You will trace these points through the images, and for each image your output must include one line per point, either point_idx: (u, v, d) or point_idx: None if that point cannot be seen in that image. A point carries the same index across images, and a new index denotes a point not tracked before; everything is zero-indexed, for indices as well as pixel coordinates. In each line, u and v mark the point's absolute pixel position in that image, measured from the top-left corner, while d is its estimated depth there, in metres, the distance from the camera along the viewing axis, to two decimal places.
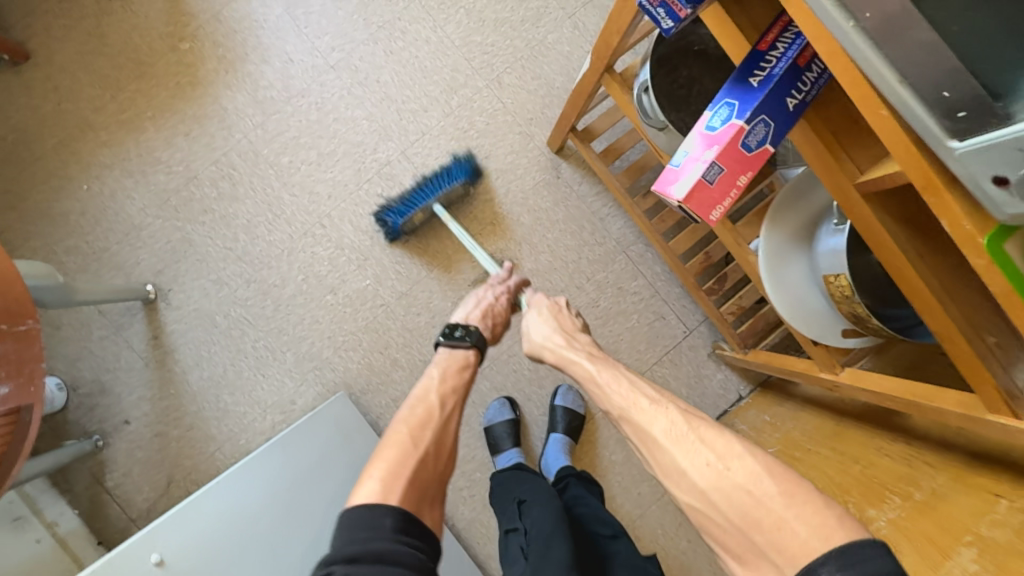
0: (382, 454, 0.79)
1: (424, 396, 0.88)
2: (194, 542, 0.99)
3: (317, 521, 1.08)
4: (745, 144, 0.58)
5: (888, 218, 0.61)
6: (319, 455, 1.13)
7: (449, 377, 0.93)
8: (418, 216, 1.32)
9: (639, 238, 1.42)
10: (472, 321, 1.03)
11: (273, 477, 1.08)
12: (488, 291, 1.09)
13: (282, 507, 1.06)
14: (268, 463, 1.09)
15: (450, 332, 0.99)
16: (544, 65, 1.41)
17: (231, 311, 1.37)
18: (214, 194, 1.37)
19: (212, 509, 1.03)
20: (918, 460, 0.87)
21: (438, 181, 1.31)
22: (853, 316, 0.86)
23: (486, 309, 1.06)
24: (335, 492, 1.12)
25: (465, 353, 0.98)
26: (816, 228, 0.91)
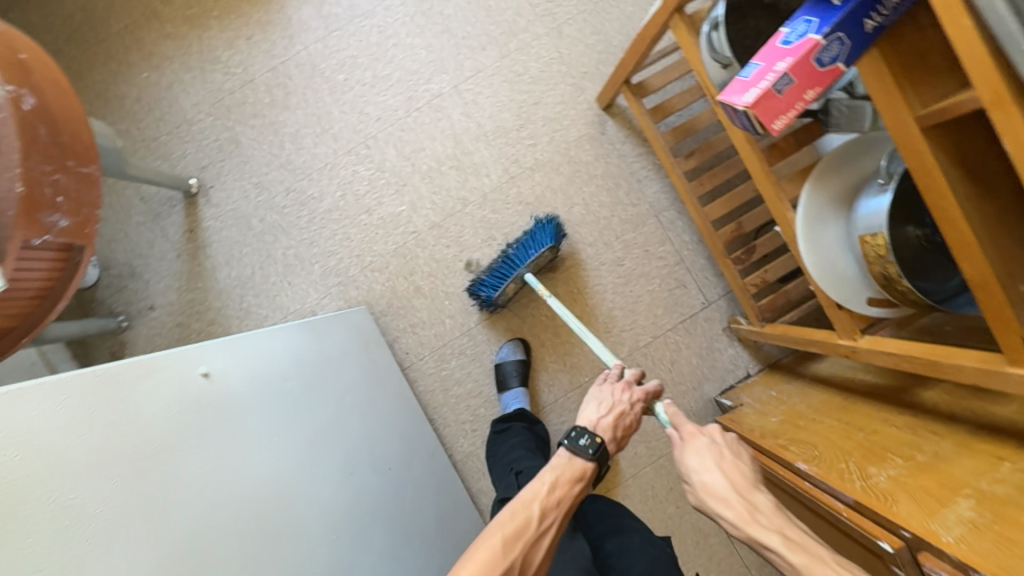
0: (474, 558, 0.73)
1: (530, 500, 0.80)
2: (223, 375, 0.89)
3: (332, 402, 1.04)
4: (818, 59, 0.59)
5: (942, 156, 0.62)
6: (341, 347, 1.15)
7: (558, 487, 0.84)
8: (511, 286, 1.32)
9: (673, 204, 1.44)
10: (598, 430, 0.91)
11: (299, 350, 1.06)
12: (623, 394, 0.96)
13: (303, 376, 1.02)
14: (296, 336, 1.07)
15: (573, 434, 0.89)
16: (605, 22, 1.42)
17: (267, 217, 1.41)
18: (267, 99, 1.40)
19: (241, 354, 0.95)
20: (923, 429, 0.90)
21: (525, 249, 1.30)
22: (883, 277, 0.87)
23: (619, 420, 0.93)
24: (355, 384, 1.13)
25: (583, 464, 0.87)
26: (859, 192, 0.92)
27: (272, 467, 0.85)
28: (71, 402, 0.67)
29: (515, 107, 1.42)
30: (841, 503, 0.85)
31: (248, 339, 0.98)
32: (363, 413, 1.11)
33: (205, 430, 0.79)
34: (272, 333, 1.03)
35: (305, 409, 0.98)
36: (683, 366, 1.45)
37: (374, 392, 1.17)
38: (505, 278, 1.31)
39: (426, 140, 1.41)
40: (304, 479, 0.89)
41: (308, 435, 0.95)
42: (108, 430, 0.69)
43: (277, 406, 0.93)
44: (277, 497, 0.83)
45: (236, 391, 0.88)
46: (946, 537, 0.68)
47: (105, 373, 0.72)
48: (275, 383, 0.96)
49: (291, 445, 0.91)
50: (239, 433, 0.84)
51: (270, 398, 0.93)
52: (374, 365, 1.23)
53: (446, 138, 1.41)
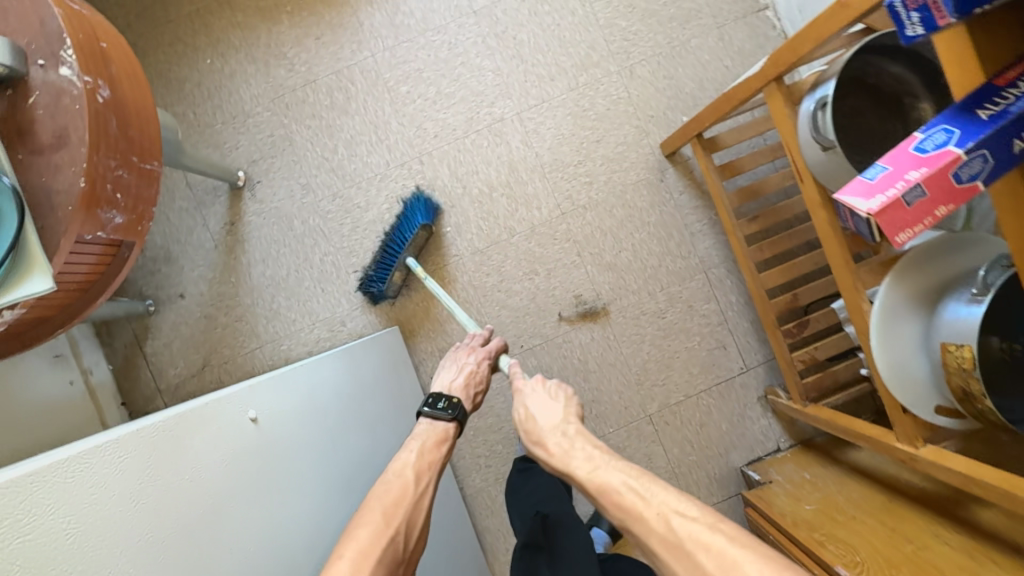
0: (352, 534, 0.78)
1: (397, 472, 0.89)
2: (270, 417, 0.84)
3: (365, 436, 1.00)
4: (956, 174, 0.55)
5: None
6: (376, 372, 1.11)
7: (425, 451, 0.94)
8: (398, 275, 1.33)
9: (723, 263, 1.39)
10: (455, 392, 1.02)
11: (339, 378, 1.01)
12: (468, 356, 1.08)
13: (341, 410, 0.97)
14: (338, 362, 1.03)
15: (433, 401, 1.00)
16: (680, 68, 1.39)
17: (310, 220, 1.38)
18: (327, 101, 1.37)
19: (287, 391, 0.90)
20: (982, 556, 0.84)
21: (402, 232, 1.31)
22: (962, 391, 0.82)
23: (467, 377, 1.05)
24: (385, 413, 1.09)
25: (445, 426, 0.99)
26: (943, 294, 0.87)
27: (311, 521, 0.82)
28: (129, 464, 0.61)
29: (576, 142, 1.38)
30: None
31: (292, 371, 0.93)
32: (391, 446, 1.07)
33: (255, 482, 0.75)
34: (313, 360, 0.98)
35: (337, 448, 0.93)
36: (711, 430, 1.39)
37: (399, 420, 1.12)
38: (390, 268, 1.32)
39: (481, 163, 1.38)
40: (330, 533, 0.85)
41: (342, 480, 0.91)
42: (169, 495, 0.64)
43: (318, 448, 0.89)
44: (314, 554, 0.80)
45: (281, 436, 0.84)
46: None
47: (160, 426, 0.67)
48: (318, 420, 0.92)
49: (326, 493, 0.87)
50: (285, 485, 0.80)
51: (312, 438, 0.88)
52: (401, 390, 1.19)
53: (502, 164, 1.38)
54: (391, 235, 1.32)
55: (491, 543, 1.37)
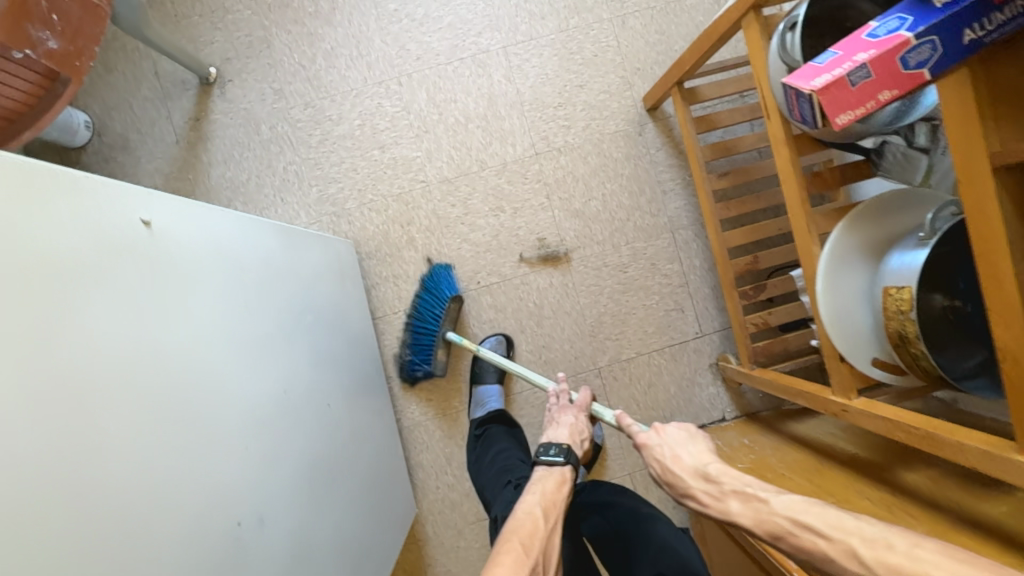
0: (498, 562, 0.71)
1: (534, 509, 0.82)
2: (175, 235, 0.73)
3: (286, 315, 0.92)
4: (904, 60, 0.53)
5: (1009, 205, 0.56)
6: (313, 267, 1.05)
7: (545, 491, 0.87)
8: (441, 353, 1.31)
9: (691, 225, 1.38)
10: (562, 442, 0.99)
11: (267, 251, 0.93)
12: (568, 412, 1.07)
13: (261, 277, 0.88)
14: (270, 237, 0.96)
15: (545, 449, 0.95)
16: (672, 24, 1.37)
17: (278, 126, 1.34)
18: (311, 8, 1.34)
19: (202, 226, 0.79)
20: (899, 509, 0.83)
21: (431, 309, 1.30)
22: (898, 336, 0.81)
23: (573, 432, 1.02)
24: (317, 308, 1.02)
25: (561, 470, 0.92)
26: (892, 245, 0.86)
27: (198, 352, 0.69)
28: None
29: (559, 84, 1.36)
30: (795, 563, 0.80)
31: (215, 214, 0.83)
32: (319, 345, 1.00)
33: (135, 280, 0.63)
34: (241, 220, 0.89)
35: (258, 308, 0.85)
36: (659, 392, 1.38)
37: (337, 323, 1.09)
38: (431, 348, 1.31)
39: (460, 93, 1.35)
40: (236, 378, 0.75)
41: (249, 339, 0.80)
42: (31, 239, 0.52)
43: (226, 294, 0.78)
44: (195, 388, 0.67)
45: (187, 261, 0.73)
46: None
47: (43, 171, 0.56)
48: (233, 270, 0.82)
49: (225, 338, 0.75)
50: (174, 304, 0.68)
51: (222, 283, 0.78)
52: (344, 298, 1.15)
53: (481, 96, 1.36)
54: (420, 315, 1.31)
55: (422, 478, 1.34)
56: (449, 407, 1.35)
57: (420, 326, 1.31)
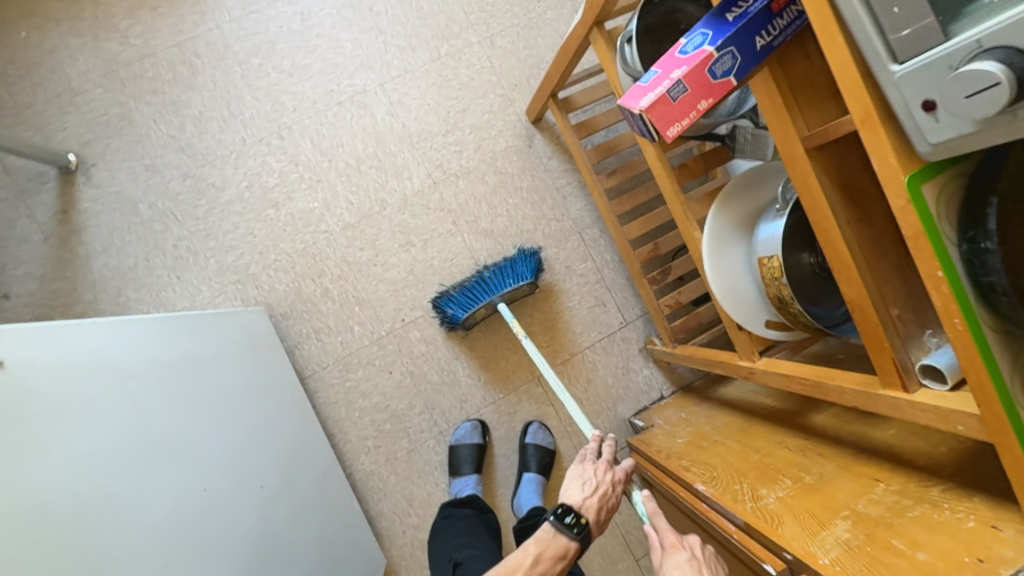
0: None
1: (516, 570, 0.84)
2: (40, 368, 0.75)
3: (191, 409, 0.93)
4: (712, 70, 0.59)
5: (826, 178, 0.64)
6: (222, 348, 1.06)
7: (542, 561, 0.86)
8: (481, 311, 1.26)
9: (596, 222, 1.44)
10: (585, 509, 0.91)
11: (159, 348, 0.94)
12: (603, 474, 0.96)
13: (153, 380, 0.90)
14: (163, 331, 0.96)
15: (560, 512, 0.90)
16: (538, 37, 1.43)
17: (157, 203, 1.27)
18: (169, 76, 1.29)
19: (73, 348, 0.81)
20: (811, 451, 0.91)
21: (501, 277, 1.27)
22: (778, 299, 0.90)
23: (601, 500, 0.93)
24: (233, 389, 1.03)
25: (569, 541, 0.88)
26: (759, 217, 0.95)
27: (80, 482, 0.73)
28: None
29: (442, 112, 1.39)
30: (733, 524, 0.85)
31: (84, 326, 0.85)
32: (237, 427, 1.00)
33: None
34: (123, 323, 0.91)
35: (152, 412, 0.87)
36: (598, 386, 1.43)
37: (264, 395, 1.08)
38: (476, 301, 1.25)
39: (345, 136, 1.34)
40: (123, 494, 0.77)
41: (145, 450, 0.83)
42: None
43: (110, 412, 0.81)
44: (78, 525, 0.71)
45: (50, 388, 0.75)
46: (822, 559, 0.68)
47: None
48: (117, 383, 0.84)
49: (111, 457, 0.78)
50: (45, 444, 0.71)
51: (104, 402, 0.81)
52: (267, 366, 1.13)
53: (368, 136, 1.35)
54: (487, 274, 1.28)
55: (386, 527, 1.31)
56: (399, 449, 1.33)
57: (483, 282, 1.28)
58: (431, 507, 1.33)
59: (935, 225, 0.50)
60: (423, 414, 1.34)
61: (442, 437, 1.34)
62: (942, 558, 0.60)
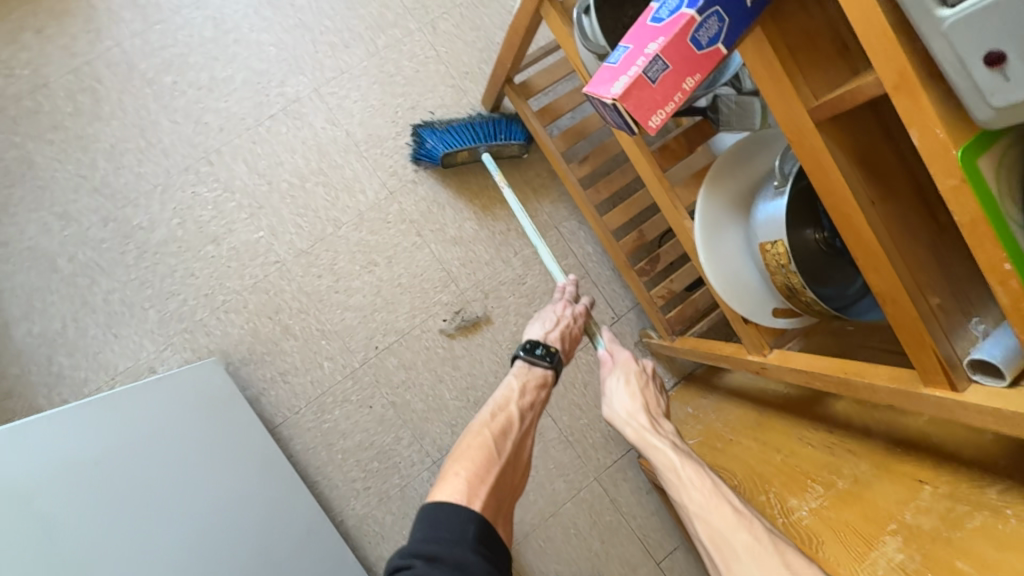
0: (465, 452, 0.69)
1: (506, 401, 0.76)
2: None
3: (118, 506, 0.84)
4: (695, 39, 0.48)
5: (842, 155, 0.53)
6: (151, 422, 0.94)
7: (528, 391, 0.80)
8: (461, 154, 1.20)
9: (573, 213, 1.32)
10: (551, 340, 0.87)
11: (65, 446, 0.83)
12: (565, 310, 0.92)
13: (63, 488, 0.80)
14: (63, 426, 0.84)
15: (529, 347, 0.84)
16: (485, 16, 1.29)
17: (78, 255, 1.12)
18: (69, 107, 1.13)
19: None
20: (839, 448, 0.82)
21: (496, 130, 1.23)
22: (786, 288, 0.80)
23: (565, 336, 0.88)
24: (171, 466, 0.92)
25: (543, 372, 0.83)
26: (754, 195, 0.84)
27: None
28: None
29: (389, 113, 1.24)
30: None
31: None
32: (183, 506, 0.90)
33: None
34: (23, 427, 0.80)
35: (72, 530, 0.78)
36: (596, 388, 1.33)
37: (222, 463, 0.98)
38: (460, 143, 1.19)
39: (283, 153, 1.20)
40: None
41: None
42: None
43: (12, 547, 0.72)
44: None
45: None
46: None
47: None
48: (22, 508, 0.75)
49: None
50: None
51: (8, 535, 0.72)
52: (224, 429, 1.02)
53: (309, 149, 1.21)
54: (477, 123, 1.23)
55: None
56: (391, 487, 1.22)
57: (471, 127, 1.23)
58: None
59: (1001, 212, 0.40)
60: (412, 446, 1.23)
61: (436, 468, 1.23)
62: None
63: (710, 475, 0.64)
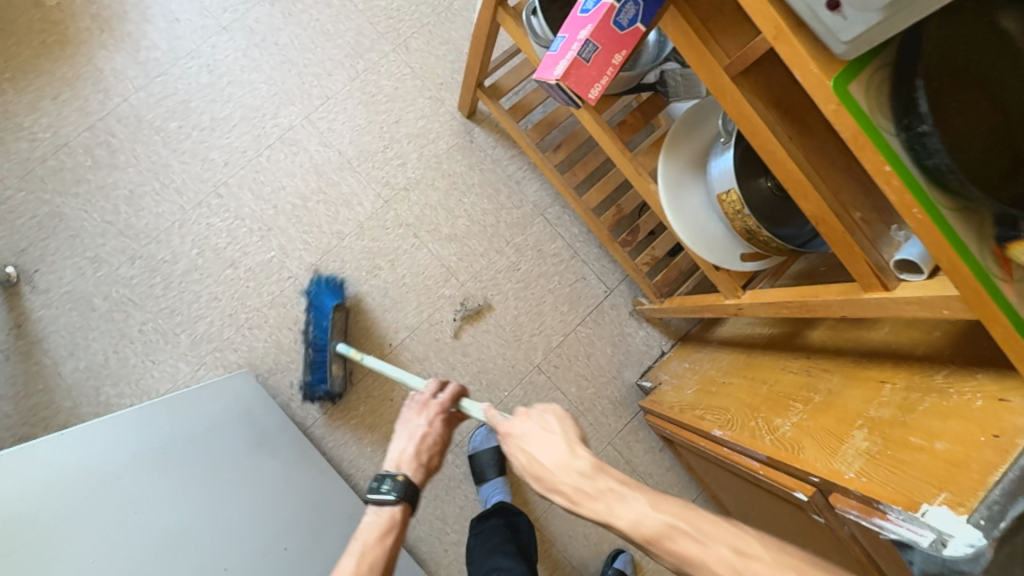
0: None
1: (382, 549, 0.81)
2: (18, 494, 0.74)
3: (198, 489, 0.93)
4: (616, 22, 0.58)
5: (757, 102, 0.63)
6: (202, 422, 1.03)
7: (369, 549, 0.80)
8: (336, 367, 1.26)
9: (556, 200, 1.41)
10: (399, 467, 0.86)
11: (132, 441, 0.92)
12: (418, 416, 0.88)
13: (140, 474, 0.88)
14: (127, 426, 0.94)
15: (376, 485, 0.84)
16: (452, 31, 1.40)
17: (112, 293, 1.23)
18: (89, 162, 1.25)
19: (34, 471, 0.78)
20: (816, 368, 0.91)
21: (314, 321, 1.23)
22: (746, 232, 0.89)
23: (415, 450, 0.87)
24: (227, 458, 1.01)
25: (392, 510, 0.84)
26: (709, 155, 0.94)
27: None
28: None
29: (376, 129, 1.35)
30: (758, 461, 0.85)
31: (61, 442, 0.85)
32: (248, 493, 0.99)
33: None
34: (97, 426, 0.91)
35: (160, 503, 0.87)
36: (599, 358, 1.41)
37: (272, 457, 1.08)
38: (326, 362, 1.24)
39: (284, 177, 1.31)
40: None
41: (168, 540, 0.83)
42: None
43: (107, 519, 0.79)
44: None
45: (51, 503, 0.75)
46: (848, 473, 0.68)
47: None
48: (112, 486, 0.83)
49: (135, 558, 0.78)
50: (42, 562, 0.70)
51: (103, 504, 0.80)
52: (266, 430, 1.11)
53: (307, 172, 1.32)
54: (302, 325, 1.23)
55: (426, 553, 1.28)
56: None
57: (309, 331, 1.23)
58: (466, 520, 1.31)
59: (872, 122, 0.49)
60: None
61: (460, 448, 1.33)
62: (959, 442, 0.60)
63: (688, 526, 0.57)
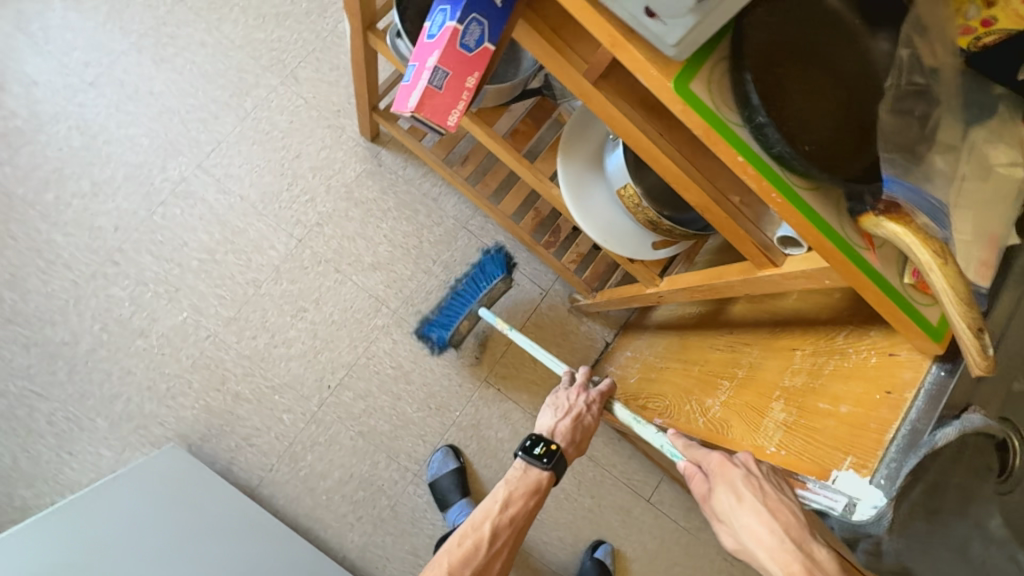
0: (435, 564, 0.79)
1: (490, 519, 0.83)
2: None
3: None
4: (463, 44, 0.60)
5: (621, 103, 0.63)
6: (125, 514, 0.94)
7: (513, 502, 0.85)
8: (465, 325, 1.29)
9: (476, 211, 1.39)
10: (557, 433, 0.90)
11: (39, 554, 0.82)
12: (578, 396, 0.94)
13: None
14: (27, 542, 0.83)
15: (529, 445, 0.88)
16: (341, 54, 1.35)
17: (10, 387, 1.13)
18: None
19: None
20: (738, 343, 0.93)
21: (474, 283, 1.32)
22: (650, 223, 0.90)
23: (575, 422, 0.91)
24: (153, 551, 0.91)
25: (540, 476, 0.87)
26: (605, 151, 0.94)
27: None
28: None
29: (276, 167, 1.30)
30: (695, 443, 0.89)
31: None
32: None
33: None
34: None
35: None
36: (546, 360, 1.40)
37: (210, 538, 0.99)
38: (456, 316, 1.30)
39: (185, 233, 1.24)
40: None
41: None
42: None
43: None
44: None
45: None
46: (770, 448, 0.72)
47: None
48: None
49: None
50: None
51: None
52: (201, 510, 1.04)
53: (209, 223, 1.25)
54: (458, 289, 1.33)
55: None
56: (382, 510, 1.27)
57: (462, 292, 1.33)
58: None
59: (719, 117, 0.50)
60: (390, 466, 1.29)
61: (420, 478, 1.29)
62: (860, 404, 0.62)
63: None
